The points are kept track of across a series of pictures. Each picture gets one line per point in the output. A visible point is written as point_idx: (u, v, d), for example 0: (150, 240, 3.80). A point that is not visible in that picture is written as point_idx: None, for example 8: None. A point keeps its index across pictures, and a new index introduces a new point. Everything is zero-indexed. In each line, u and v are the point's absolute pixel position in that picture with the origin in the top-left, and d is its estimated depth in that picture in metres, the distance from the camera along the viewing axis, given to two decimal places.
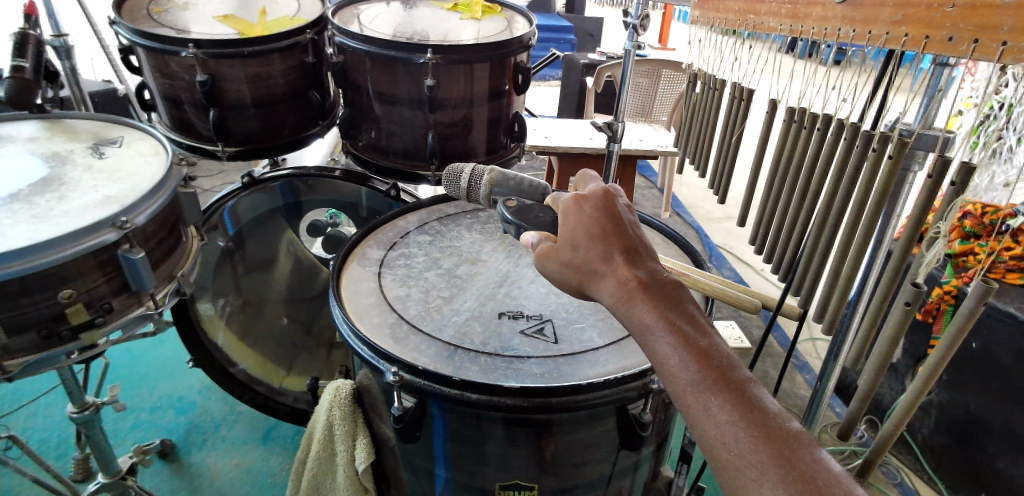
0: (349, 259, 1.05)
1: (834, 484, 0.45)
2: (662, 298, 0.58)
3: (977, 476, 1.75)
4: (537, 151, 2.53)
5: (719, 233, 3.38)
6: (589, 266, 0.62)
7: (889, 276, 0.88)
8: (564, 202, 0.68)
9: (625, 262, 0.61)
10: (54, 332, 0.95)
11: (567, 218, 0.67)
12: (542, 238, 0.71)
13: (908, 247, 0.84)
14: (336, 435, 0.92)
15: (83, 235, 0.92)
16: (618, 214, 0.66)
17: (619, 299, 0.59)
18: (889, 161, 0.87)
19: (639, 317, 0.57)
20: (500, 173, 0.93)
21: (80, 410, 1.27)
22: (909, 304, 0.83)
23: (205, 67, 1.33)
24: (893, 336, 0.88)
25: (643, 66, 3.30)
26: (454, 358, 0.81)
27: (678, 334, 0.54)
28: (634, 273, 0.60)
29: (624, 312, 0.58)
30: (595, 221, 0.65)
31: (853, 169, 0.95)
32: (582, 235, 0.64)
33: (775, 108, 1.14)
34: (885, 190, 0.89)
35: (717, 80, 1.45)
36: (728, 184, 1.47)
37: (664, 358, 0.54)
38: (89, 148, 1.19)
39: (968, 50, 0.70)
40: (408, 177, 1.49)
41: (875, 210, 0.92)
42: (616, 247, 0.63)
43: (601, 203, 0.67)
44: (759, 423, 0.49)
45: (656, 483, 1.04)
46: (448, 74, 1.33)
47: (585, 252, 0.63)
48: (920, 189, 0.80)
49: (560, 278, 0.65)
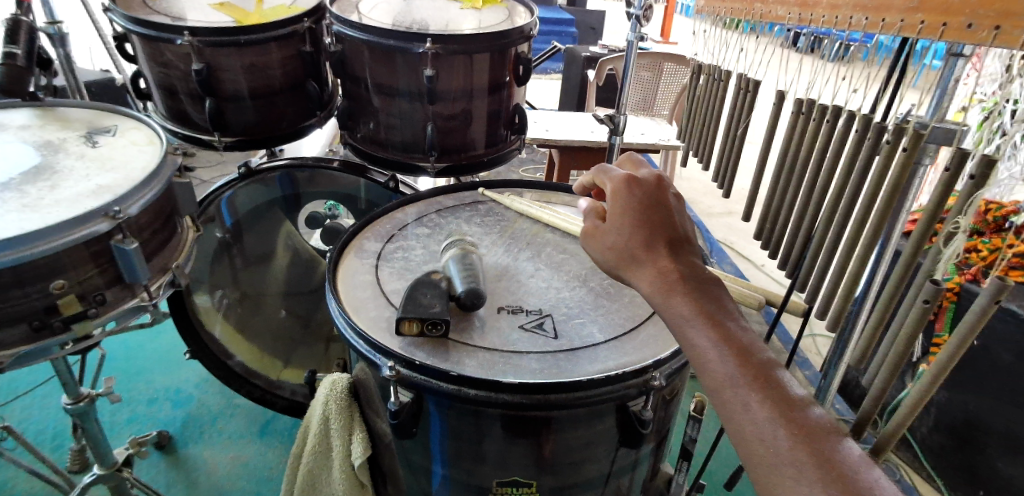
0: (346, 251, 1.04)
1: (868, 480, 0.48)
2: (700, 292, 0.61)
3: (973, 475, 1.77)
4: (538, 144, 2.52)
5: (719, 228, 3.38)
6: (632, 253, 0.65)
7: (901, 271, 0.85)
8: (615, 184, 0.70)
9: (667, 254, 0.64)
10: (46, 324, 0.93)
11: (616, 198, 0.69)
12: (590, 209, 0.73)
13: (921, 244, 0.82)
14: (332, 429, 0.90)
15: (76, 225, 0.90)
16: (664, 204, 0.69)
17: (658, 289, 0.61)
18: (902, 154, 0.83)
19: (676, 309, 0.60)
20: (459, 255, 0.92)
21: (75, 402, 1.25)
22: (927, 302, 0.77)
23: (200, 55, 1.30)
24: (907, 338, 0.81)
25: (645, 59, 3.26)
26: (451, 353, 0.79)
27: (715, 327, 0.57)
28: (674, 265, 0.63)
29: (663, 298, 0.61)
30: (643, 209, 0.67)
31: (863, 161, 0.93)
32: (629, 220, 0.66)
33: (783, 99, 1.12)
34: (897, 182, 0.86)
35: (722, 71, 1.43)
36: (733, 178, 1.44)
37: (699, 350, 0.57)
38: (82, 137, 1.17)
39: (989, 37, 0.67)
40: (407, 169, 1.48)
41: (885, 206, 0.88)
42: (660, 238, 0.65)
43: (651, 191, 0.69)
44: (796, 422, 0.51)
45: (656, 480, 1.03)
46: (448, 65, 1.31)
47: (631, 237, 0.65)
48: (937, 182, 0.78)
49: (604, 258, 0.67)
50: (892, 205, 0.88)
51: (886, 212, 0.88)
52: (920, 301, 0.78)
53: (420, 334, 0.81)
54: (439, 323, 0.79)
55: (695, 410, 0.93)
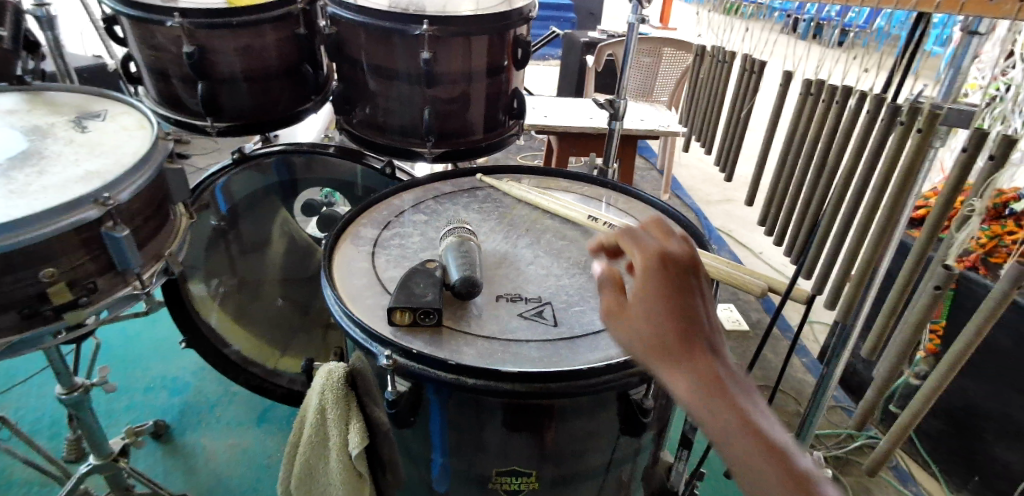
0: (342, 238, 1.02)
1: None
2: (748, 400, 0.47)
3: (971, 461, 1.79)
4: (537, 130, 2.49)
5: (718, 215, 3.37)
6: (666, 342, 0.50)
7: (914, 260, 0.83)
8: (643, 253, 0.57)
9: (707, 349, 0.50)
10: (36, 312, 0.91)
11: (645, 272, 0.55)
12: (610, 282, 0.58)
13: (938, 231, 0.80)
14: (329, 419, 0.87)
15: (64, 211, 0.88)
16: (701, 284, 0.56)
17: (698, 392, 0.47)
18: (918, 136, 0.80)
19: (722, 421, 0.45)
20: (462, 240, 0.90)
21: (69, 392, 1.24)
22: (939, 287, 0.76)
23: (192, 38, 1.27)
24: (916, 323, 0.80)
25: (644, 45, 3.21)
26: (449, 343, 0.77)
27: (772, 448, 0.44)
28: (717, 364, 0.49)
29: (707, 413, 0.46)
30: (680, 288, 0.53)
31: (876, 145, 0.90)
32: (661, 300, 0.52)
33: (791, 80, 1.10)
34: (911, 166, 0.83)
35: (726, 54, 1.40)
36: (736, 163, 1.42)
37: (755, 481, 0.43)
38: (71, 122, 1.15)
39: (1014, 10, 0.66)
40: (403, 155, 1.44)
41: (896, 195, 0.85)
42: (698, 327, 0.51)
43: (685, 265, 0.56)
44: None
45: (657, 468, 1.02)
46: (446, 48, 1.28)
47: (659, 324, 0.51)
48: (954, 164, 0.76)
49: (627, 345, 0.53)
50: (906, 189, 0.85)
51: (899, 196, 0.86)
52: (930, 287, 0.77)
53: (412, 324, 0.79)
54: (431, 312, 0.78)
55: None
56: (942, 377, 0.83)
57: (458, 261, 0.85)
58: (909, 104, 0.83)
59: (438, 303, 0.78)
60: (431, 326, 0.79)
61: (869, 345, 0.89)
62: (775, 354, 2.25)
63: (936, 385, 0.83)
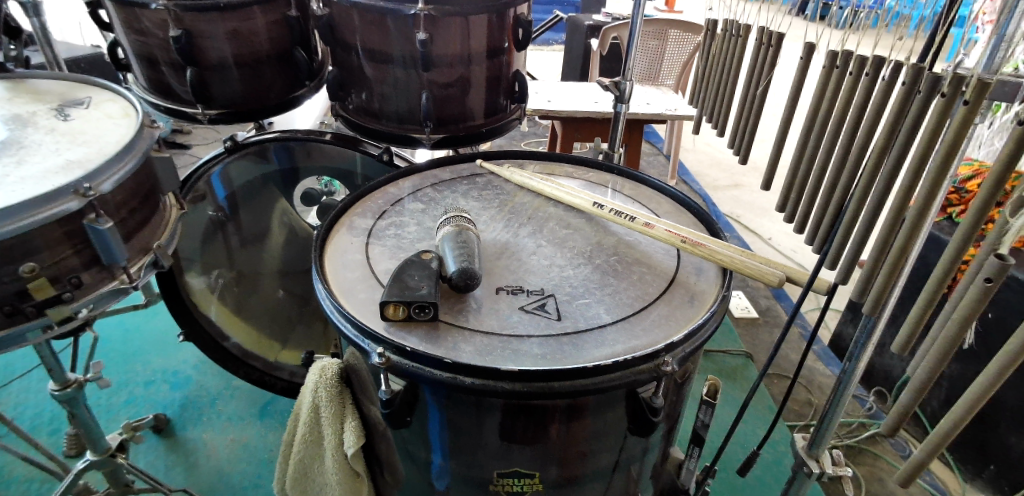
0: (337, 228, 0.97)
1: None
2: None
3: (984, 448, 1.77)
4: (540, 115, 2.44)
5: (727, 201, 3.30)
6: None
7: (956, 250, 0.76)
8: None
9: None
10: (18, 310, 0.87)
11: None
12: None
13: (984, 216, 0.73)
14: (322, 418, 0.83)
15: (44, 203, 0.84)
16: None
17: None
18: (963, 108, 0.72)
19: None
20: (455, 231, 0.85)
21: (62, 388, 1.20)
22: (990, 280, 0.68)
23: (178, 22, 1.22)
24: (963, 320, 0.73)
25: (651, 27, 3.14)
26: (445, 340, 0.73)
27: None
28: None
29: None
30: None
31: (909, 120, 0.83)
32: None
33: (813, 52, 1.03)
34: (954, 144, 0.74)
35: (741, 27, 1.34)
36: (751, 144, 1.37)
37: None
38: (53, 110, 1.10)
39: None
40: (401, 141, 1.39)
41: (935, 177, 0.77)
42: None
43: None
44: None
45: (668, 465, 0.97)
46: (443, 29, 1.23)
47: None
48: (1009, 139, 0.69)
49: None
50: (948, 167, 0.76)
51: (937, 179, 0.77)
52: (981, 279, 0.69)
53: (407, 319, 0.75)
54: (427, 307, 0.73)
55: (708, 394, 0.85)
56: (986, 382, 0.72)
57: (456, 254, 0.80)
58: (949, 75, 0.75)
59: (434, 297, 0.73)
60: (426, 321, 0.75)
61: (901, 340, 0.83)
62: (787, 343, 2.20)
63: (978, 396, 0.73)
